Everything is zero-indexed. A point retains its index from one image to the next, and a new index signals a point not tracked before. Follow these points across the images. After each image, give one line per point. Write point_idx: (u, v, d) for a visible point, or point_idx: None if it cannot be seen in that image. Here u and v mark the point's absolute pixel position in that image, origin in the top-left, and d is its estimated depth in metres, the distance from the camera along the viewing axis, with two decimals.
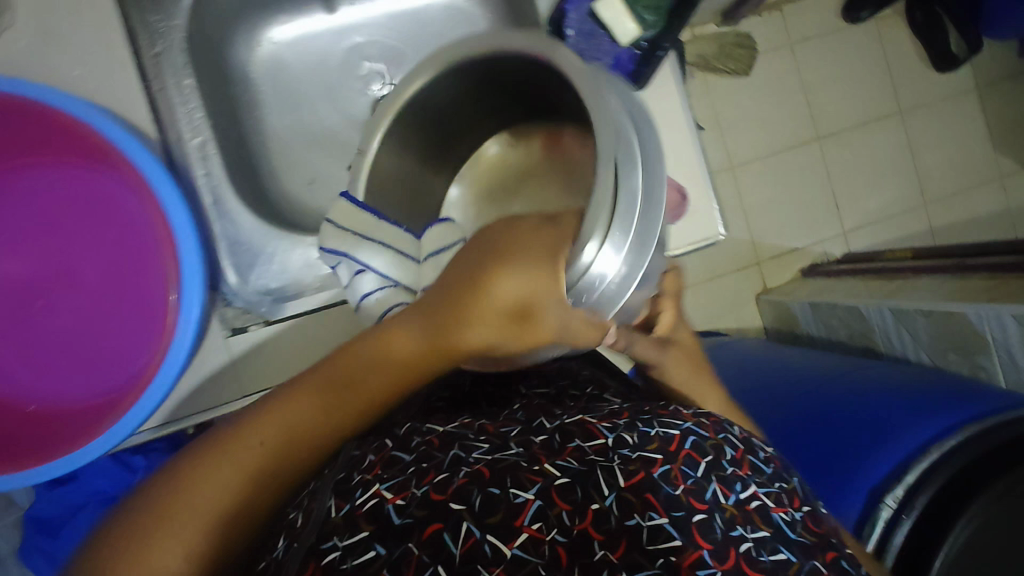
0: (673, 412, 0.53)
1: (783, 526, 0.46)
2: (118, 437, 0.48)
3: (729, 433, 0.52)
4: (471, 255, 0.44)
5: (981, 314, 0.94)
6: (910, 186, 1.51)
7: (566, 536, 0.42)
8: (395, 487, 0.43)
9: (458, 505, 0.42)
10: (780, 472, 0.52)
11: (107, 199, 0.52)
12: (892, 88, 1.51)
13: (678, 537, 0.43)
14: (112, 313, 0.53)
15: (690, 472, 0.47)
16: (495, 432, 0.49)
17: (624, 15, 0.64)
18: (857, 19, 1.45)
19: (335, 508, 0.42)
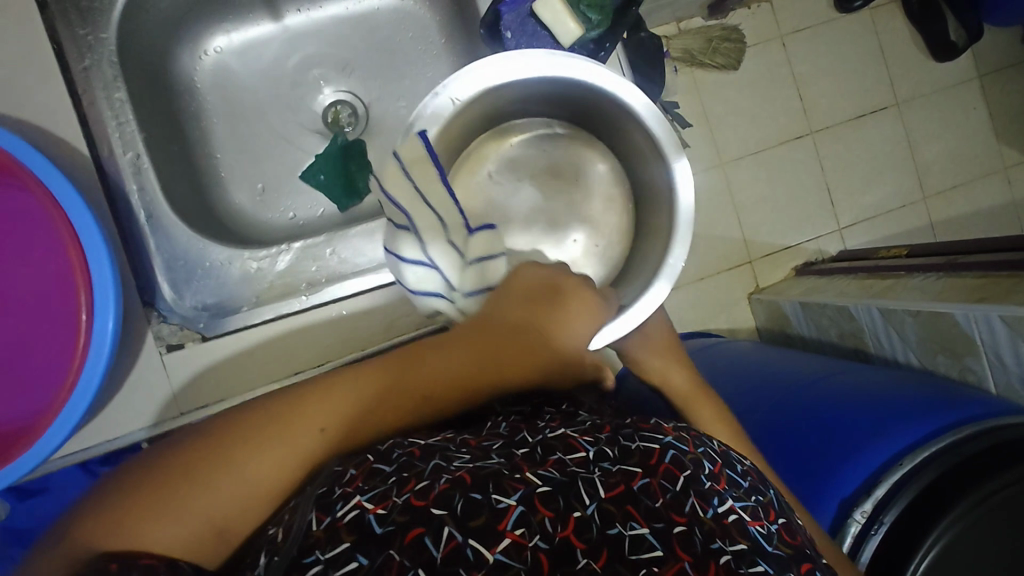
0: (655, 426, 0.48)
1: (760, 539, 0.40)
2: (45, 452, 0.50)
3: (708, 446, 0.47)
4: (520, 293, 0.51)
5: (969, 315, 0.90)
6: (908, 180, 1.46)
7: (548, 541, 0.38)
8: (376, 497, 0.40)
9: (440, 510, 0.38)
10: (757, 486, 0.46)
11: (25, 217, 0.52)
12: (888, 79, 1.45)
13: (660, 548, 0.37)
14: (37, 331, 0.53)
15: (668, 486, 0.41)
16: (477, 444, 0.45)
17: (565, 14, 0.62)
18: (851, 9, 1.41)
19: (316, 520, 0.39)
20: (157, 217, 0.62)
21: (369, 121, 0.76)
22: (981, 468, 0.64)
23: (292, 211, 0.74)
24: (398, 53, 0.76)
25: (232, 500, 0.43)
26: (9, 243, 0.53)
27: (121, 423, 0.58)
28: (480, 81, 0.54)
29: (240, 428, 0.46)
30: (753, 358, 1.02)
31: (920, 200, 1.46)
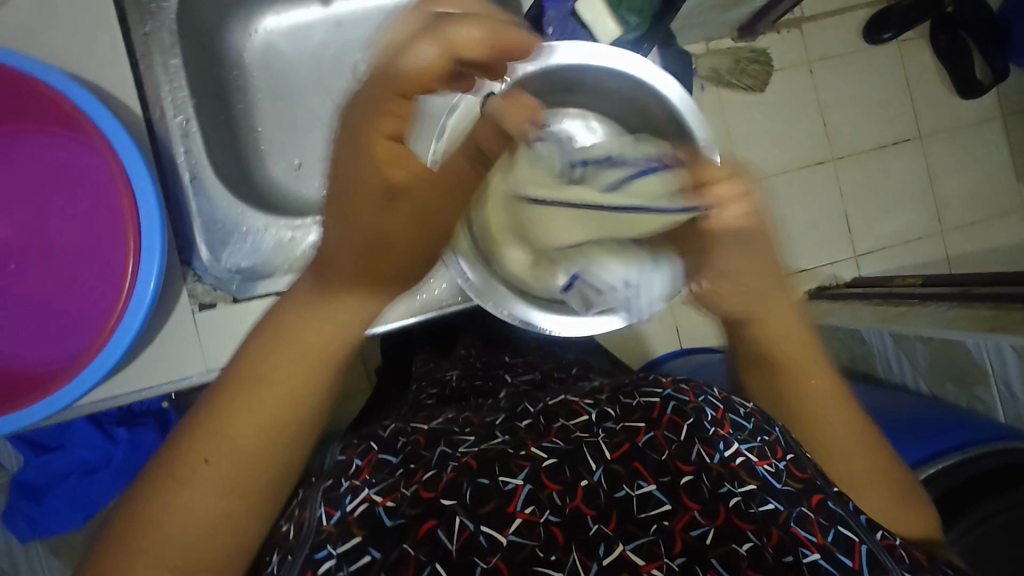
0: (655, 383, 0.52)
1: (768, 477, 0.44)
2: (83, 389, 0.52)
3: (709, 394, 0.50)
4: (396, 123, 0.48)
5: (980, 344, 0.91)
6: (926, 212, 1.47)
7: (558, 515, 0.42)
8: (384, 490, 0.45)
9: (449, 500, 0.43)
10: (762, 425, 0.49)
11: (82, 167, 0.55)
12: (912, 112, 1.47)
13: (668, 503, 0.42)
14: (83, 276, 0.56)
15: (673, 437, 0.46)
16: (481, 423, 0.51)
17: (604, 16, 0.64)
18: (879, 41, 1.43)
19: (327, 516, 0.44)
20: (200, 178, 0.64)
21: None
22: (986, 487, 0.65)
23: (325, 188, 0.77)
24: None
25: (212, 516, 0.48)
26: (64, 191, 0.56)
27: (155, 372, 0.61)
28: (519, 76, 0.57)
29: (186, 448, 0.49)
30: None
31: (938, 233, 1.47)
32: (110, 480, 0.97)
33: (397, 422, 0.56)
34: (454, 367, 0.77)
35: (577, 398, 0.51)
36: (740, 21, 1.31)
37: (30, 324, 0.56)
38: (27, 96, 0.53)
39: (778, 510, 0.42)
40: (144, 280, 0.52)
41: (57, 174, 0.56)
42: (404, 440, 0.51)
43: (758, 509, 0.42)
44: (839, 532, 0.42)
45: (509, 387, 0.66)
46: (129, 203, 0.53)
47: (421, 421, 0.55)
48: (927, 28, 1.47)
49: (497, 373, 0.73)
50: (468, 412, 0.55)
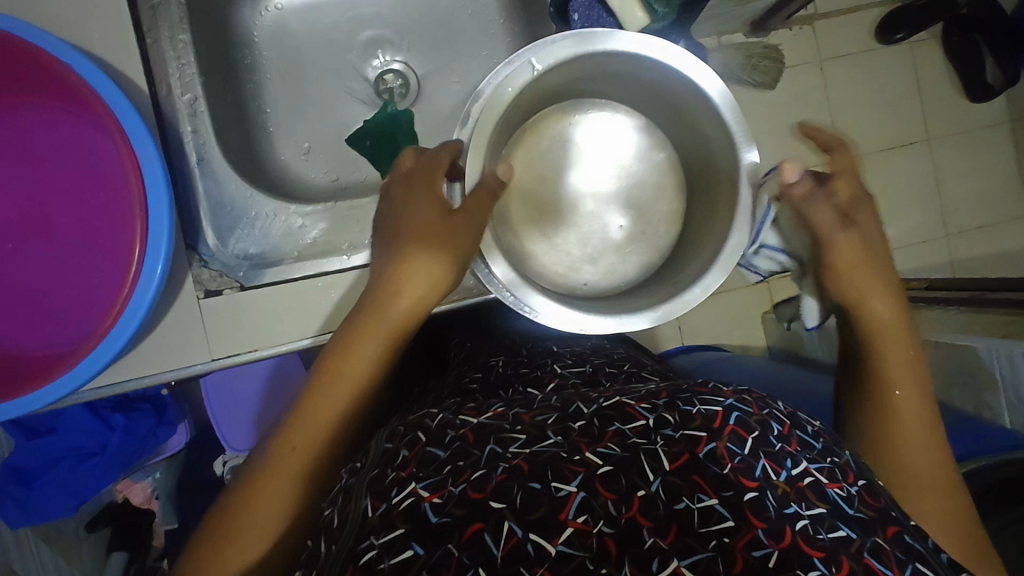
0: (714, 390, 0.50)
1: (839, 502, 0.43)
2: (88, 376, 0.50)
3: (775, 408, 0.49)
4: (421, 196, 0.56)
5: (991, 350, 0.90)
6: (932, 215, 1.46)
7: (612, 527, 0.40)
8: (430, 486, 0.43)
9: (497, 503, 0.41)
10: (831, 447, 0.48)
11: (86, 145, 0.53)
12: (921, 114, 1.46)
13: (731, 518, 0.41)
14: (86, 259, 0.54)
15: (735, 450, 0.45)
16: (532, 422, 0.48)
17: (633, 3, 0.62)
18: (891, 40, 1.41)
19: (372, 508, 0.42)
20: (208, 161, 0.62)
21: (421, 93, 0.77)
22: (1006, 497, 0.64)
23: (334, 174, 0.74)
24: (456, 28, 0.77)
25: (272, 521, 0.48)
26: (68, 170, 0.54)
27: (161, 359, 0.59)
28: (547, 58, 0.56)
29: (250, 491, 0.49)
30: (770, 372, 1.02)
31: (943, 237, 1.46)
32: (109, 467, 0.96)
33: (444, 412, 0.53)
34: (499, 354, 0.75)
35: (634, 401, 0.49)
36: (753, 16, 1.29)
37: (33, 307, 0.54)
38: (28, 68, 0.50)
39: (849, 537, 0.41)
40: (152, 263, 0.50)
41: (63, 151, 0.54)
42: (452, 434, 0.48)
43: (827, 535, 0.40)
44: (916, 569, 0.40)
45: (559, 380, 0.66)
46: (134, 182, 0.51)
47: (470, 413, 0.52)
48: (940, 29, 1.45)
49: (545, 361, 0.71)
50: (516, 406, 0.52)
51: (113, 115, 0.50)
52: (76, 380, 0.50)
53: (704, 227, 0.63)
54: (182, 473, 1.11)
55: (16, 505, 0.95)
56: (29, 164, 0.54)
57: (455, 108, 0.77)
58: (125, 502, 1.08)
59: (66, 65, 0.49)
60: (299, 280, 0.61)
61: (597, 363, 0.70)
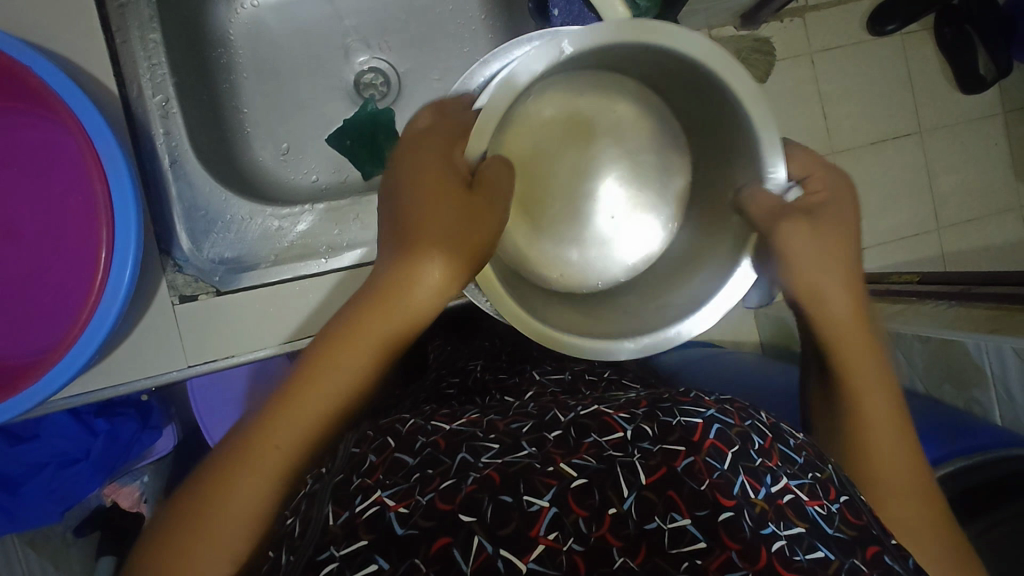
0: (696, 400, 0.51)
1: (818, 521, 0.44)
2: (56, 386, 0.49)
3: (757, 422, 0.50)
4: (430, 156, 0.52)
5: (981, 345, 0.90)
6: (923, 208, 1.45)
7: (582, 544, 0.41)
8: (397, 494, 0.43)
9: (467, 518, 0.41)
10: (812, 461, 0.49)
11: (52, 148, 0.52)
12: (913, 107, 1.45)
13: (704, 539, 0.41)
14: (56, 265, 0.53)
15: (716, 464, 0.45)
16: (506, 431, 0.48)
17: None
18: (882, 33, 1.40)
19: (334, 515, 0.42)
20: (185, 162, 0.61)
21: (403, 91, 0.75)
22: (993, 495, 0.64)
23: (314, 174, 0.73)
24: (437, 24, 0.75)
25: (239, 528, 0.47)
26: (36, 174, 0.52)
27: (134, 365, 0.58)
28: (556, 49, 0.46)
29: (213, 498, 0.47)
30: (759, 368, 1.02)
31: (934, 232, 1.46)
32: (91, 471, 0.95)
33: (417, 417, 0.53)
34: (477, 357, 0.78)
35: (612, 410, 0.49)
36: (743, 9, 1.28)
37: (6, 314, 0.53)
38: None
39: (828, 559, 0.41)
40: (120, 268, 0.49)
41: (31, 155, 0.52)
42: (422, 440, 0.48)
43: (804, 557, 0.41)
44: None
45: (537, 387, 0.67)
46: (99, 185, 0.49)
47: (442, 419, 0.52)
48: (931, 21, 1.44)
49: (523, 368, 0.73)
50: (492, 414, 0.52)
51: (74, 117, 0.48)
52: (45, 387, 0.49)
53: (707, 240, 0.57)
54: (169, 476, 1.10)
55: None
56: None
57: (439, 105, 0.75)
58: (112, 505, 1.07)
59: (23, 65, 0.47)
60: (277, 284, 0.60)
61: (578, 371, 0.72)
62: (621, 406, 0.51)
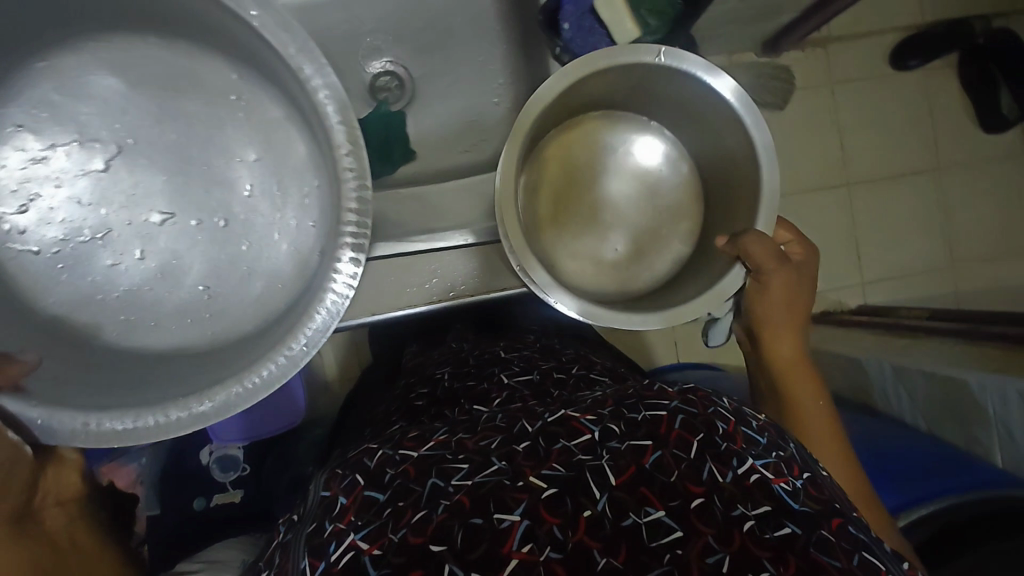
0: (659, 394, 0.58)
1: (783, 497, 0.49)
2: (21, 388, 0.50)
3: (720, 408, 0.56)
4: None
5: (983, 385, 0.89)
6: (939, 246, 1.44)
7: (559, 552, 0.45)
8: (371, 537, 0.47)
9: (436, 547, 0.44)
10: (775, 441, 0.55)
11: None
12: (933, 144, 1.45)
13: (679, 529, 0.46)
14: None
15: (680, 454, 0.51)
16: (475, 450, 0.54)
17: (624, 15, 0.63)
18: (906, 67, 1.41)
19: (311, 567, 0.46)
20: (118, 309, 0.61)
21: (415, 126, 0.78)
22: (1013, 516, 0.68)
23: None
24: (456, 37, 0.77)
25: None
26: None
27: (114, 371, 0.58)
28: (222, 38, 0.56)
29: None
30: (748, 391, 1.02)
31: (949, 268, 1.45)
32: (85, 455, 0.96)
33: (385, 447, 0.58)
34: (445, 364, 0.84)
35: (579, 414, 0.56)
36: (764, 36, 1.28)
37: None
38: None
39: (793, 534, 0.46)
40: None
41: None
42: (391, 474, 0.53)
43: (773, 534, 0.46)
44: (863, 555, 0.46)
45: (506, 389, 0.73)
46: None
47: (410, 445, 0.57)
48: (957, 57, 1.43)
49: (494, 372, 0.79)
50: (460, 434, 0.58)
51: None
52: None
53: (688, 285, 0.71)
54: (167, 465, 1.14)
55: None
56: None
57: (456, 136, 0.78)
58: None
59: None
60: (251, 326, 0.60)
61: (546, 368, 0.79)
62: (587, 409, 0.57)
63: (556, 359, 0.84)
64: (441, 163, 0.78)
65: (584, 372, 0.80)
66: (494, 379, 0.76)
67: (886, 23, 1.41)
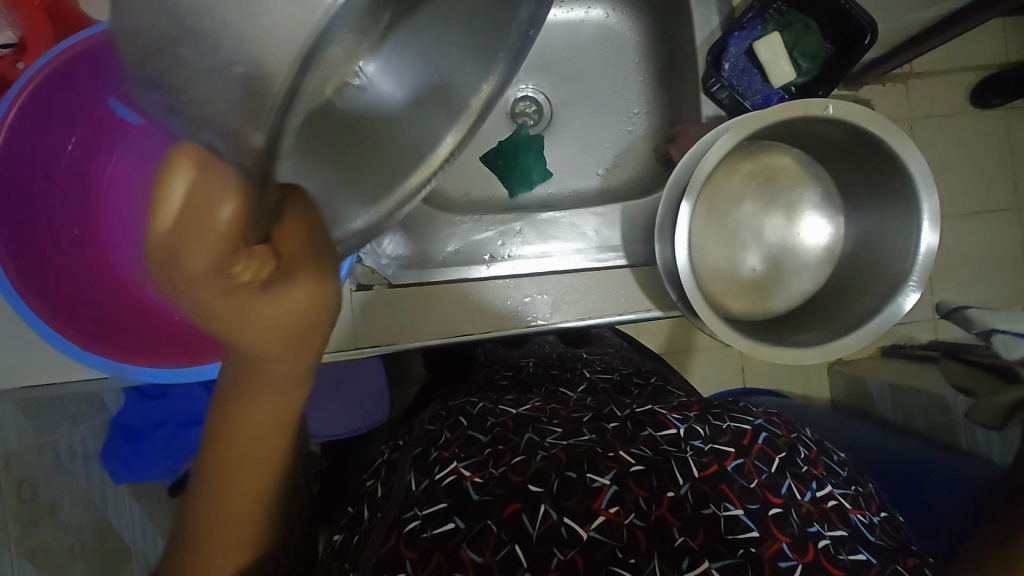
0: (745, 411, 0.60)
1: (861, 527, 0.51)
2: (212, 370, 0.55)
3: (803, 435, 0.58)
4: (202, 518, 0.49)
5: None
6: (1016, 287, 1.43)
7: (643, 521, 0.48)
8: (473, 466, 0.51)
9: (536, 489, 0.49)
10: (855, 478, 0.58)
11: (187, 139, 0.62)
12: (1013, 184, 1.44)
13: (757, 530, 0.48)
14: None
15: (762, 467, 0.53)
16: (568, 419, 0.57)
17: (783, 58, 0.66)
18: (989, 106, 1.41)
19: (416, 482, 0.51)
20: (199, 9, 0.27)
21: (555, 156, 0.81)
22: None
23: (467, 189, 0.80)
24: (593, 66, 0.81)
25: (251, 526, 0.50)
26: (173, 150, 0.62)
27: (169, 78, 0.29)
28: None
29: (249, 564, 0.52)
30: (837, 421, 1.01)
31: None
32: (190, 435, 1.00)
33: (486, 401, 0.61)
34: (529, 356, 0.86)
35: (665, 410, 0.58)
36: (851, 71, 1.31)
37: (68, 296, 0.55)
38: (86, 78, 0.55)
39: (869, 561, 0.48)
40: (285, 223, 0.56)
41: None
42: (493, 420, 0.56)
43: (848, 556, 0.48)
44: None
45: (591, 382, 0.74)
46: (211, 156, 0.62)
47: (510, 403, 0.60)
48: None
49: (574, 366, 0.80)
50: (553, 404, 0.61)
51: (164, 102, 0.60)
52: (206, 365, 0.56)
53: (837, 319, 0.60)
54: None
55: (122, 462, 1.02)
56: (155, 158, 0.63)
57: (588, 158, 0.81)
58: None
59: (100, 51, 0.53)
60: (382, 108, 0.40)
61: (629, 373, 0.79)
62: (674, 408, 0.59)
63: (636, 366, 0.83)
64: (571, 185, 0.81)
65: (662, 383, 0.78)
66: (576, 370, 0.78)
67: (970, 62, 1.42)
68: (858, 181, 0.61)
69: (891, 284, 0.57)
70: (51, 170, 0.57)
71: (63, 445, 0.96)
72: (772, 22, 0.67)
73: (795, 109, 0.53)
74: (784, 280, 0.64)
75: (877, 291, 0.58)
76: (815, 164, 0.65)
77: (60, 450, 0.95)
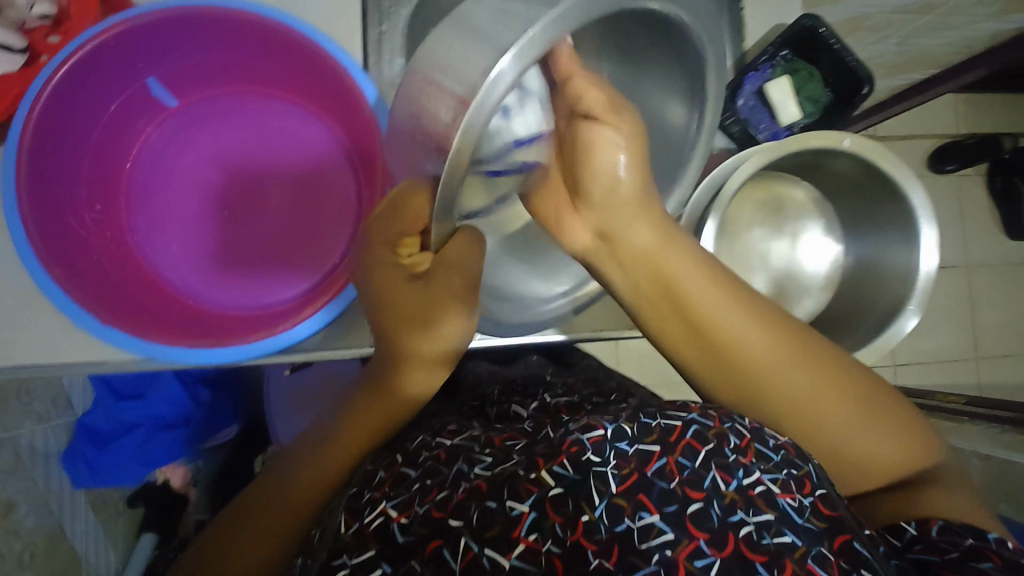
0: (679, 406, 0.54)
1: (789, 510, 0.47)
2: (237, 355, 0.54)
3: (736, 421, 0.52)
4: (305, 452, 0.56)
5: None
6: (966, 337, 1.54)
7: (560, 547, 0.44)
8: (400, 506, 0.48)
9: (457, 523, 0.46)
10: (791, 459, 0.51)
11: (243, 108, 0.67)
12: (963, 243, 1.56)
13: (671, 532, 0.44)
14: (263, 181, 0.67)
15: (685, 464, 0.48)
16: (500, 447, 0.53)
17: (790, 100, 0.73)
18: (943, 170, 1.52)
19: (346, 525, 0.49)
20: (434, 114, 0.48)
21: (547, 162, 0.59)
22: None
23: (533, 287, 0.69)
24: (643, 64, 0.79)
25: (316, 481, 0.54)
26: (224, 115, 0.67)
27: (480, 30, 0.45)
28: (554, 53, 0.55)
29: (264, 509, 0.54)
30: None
31: (974, 358, 1.53)
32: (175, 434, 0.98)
33: (427, 432, 0.58)
34: (496, 381, 0.78)
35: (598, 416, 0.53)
36: None
37: (78, 254, 0.54)
38: (167, 37, 0.55)
39: (794, 543, 0.45)
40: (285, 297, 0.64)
41: (267, 141, 0.67)
42: (427, 453, 0.54)
43: (772, 541, 0.45)
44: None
45: (547, 404, 0.67)
46: (260, 128, 0.67)
47: (449, 433, 0.57)
48: (985, 169, 1.57)
49: (539, 390, 0.73)
50: (493, 430, 0.57)
51: (245, 81, 0.64)
52: (237, 348, 0.54)
53: (836, 331, 0.66)
54: (223, 465, 1.11)
55: (84, 463, 0.96)
56: (204, 122, 0.67)
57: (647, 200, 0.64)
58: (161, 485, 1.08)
59: (198, 24, 0.54)
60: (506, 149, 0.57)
61: (591, 393, 0.73)
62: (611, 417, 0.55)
63: (600, 387, 0.77)
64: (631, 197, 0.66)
65: (624, 399, 0.72)
66: (537, 392, 0.72)
67: (927, 130, 1.55)
68: (856, 212, 0.67)
69: (891, 309, 0.62)
70: (78, 119, 0.55)
71: (25, 442, 0.89)
72: (780, 68, 0.73)
73: (813, 140, 0.59)
74: (789, 304, 0.69)
75: (881, 314, 0.63)
76: (823, 200, 0.71)
77: (21, 447, 0.88)
